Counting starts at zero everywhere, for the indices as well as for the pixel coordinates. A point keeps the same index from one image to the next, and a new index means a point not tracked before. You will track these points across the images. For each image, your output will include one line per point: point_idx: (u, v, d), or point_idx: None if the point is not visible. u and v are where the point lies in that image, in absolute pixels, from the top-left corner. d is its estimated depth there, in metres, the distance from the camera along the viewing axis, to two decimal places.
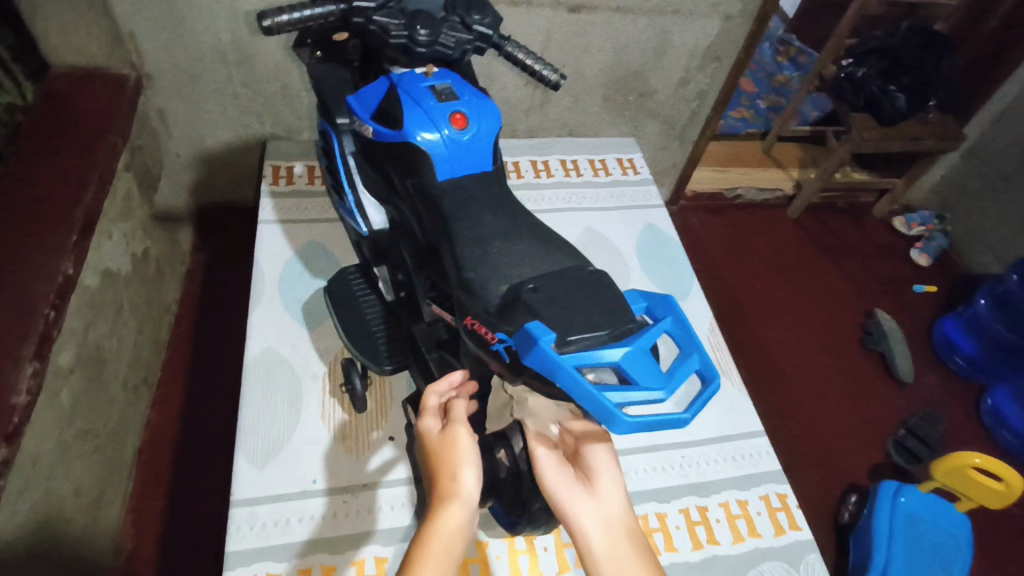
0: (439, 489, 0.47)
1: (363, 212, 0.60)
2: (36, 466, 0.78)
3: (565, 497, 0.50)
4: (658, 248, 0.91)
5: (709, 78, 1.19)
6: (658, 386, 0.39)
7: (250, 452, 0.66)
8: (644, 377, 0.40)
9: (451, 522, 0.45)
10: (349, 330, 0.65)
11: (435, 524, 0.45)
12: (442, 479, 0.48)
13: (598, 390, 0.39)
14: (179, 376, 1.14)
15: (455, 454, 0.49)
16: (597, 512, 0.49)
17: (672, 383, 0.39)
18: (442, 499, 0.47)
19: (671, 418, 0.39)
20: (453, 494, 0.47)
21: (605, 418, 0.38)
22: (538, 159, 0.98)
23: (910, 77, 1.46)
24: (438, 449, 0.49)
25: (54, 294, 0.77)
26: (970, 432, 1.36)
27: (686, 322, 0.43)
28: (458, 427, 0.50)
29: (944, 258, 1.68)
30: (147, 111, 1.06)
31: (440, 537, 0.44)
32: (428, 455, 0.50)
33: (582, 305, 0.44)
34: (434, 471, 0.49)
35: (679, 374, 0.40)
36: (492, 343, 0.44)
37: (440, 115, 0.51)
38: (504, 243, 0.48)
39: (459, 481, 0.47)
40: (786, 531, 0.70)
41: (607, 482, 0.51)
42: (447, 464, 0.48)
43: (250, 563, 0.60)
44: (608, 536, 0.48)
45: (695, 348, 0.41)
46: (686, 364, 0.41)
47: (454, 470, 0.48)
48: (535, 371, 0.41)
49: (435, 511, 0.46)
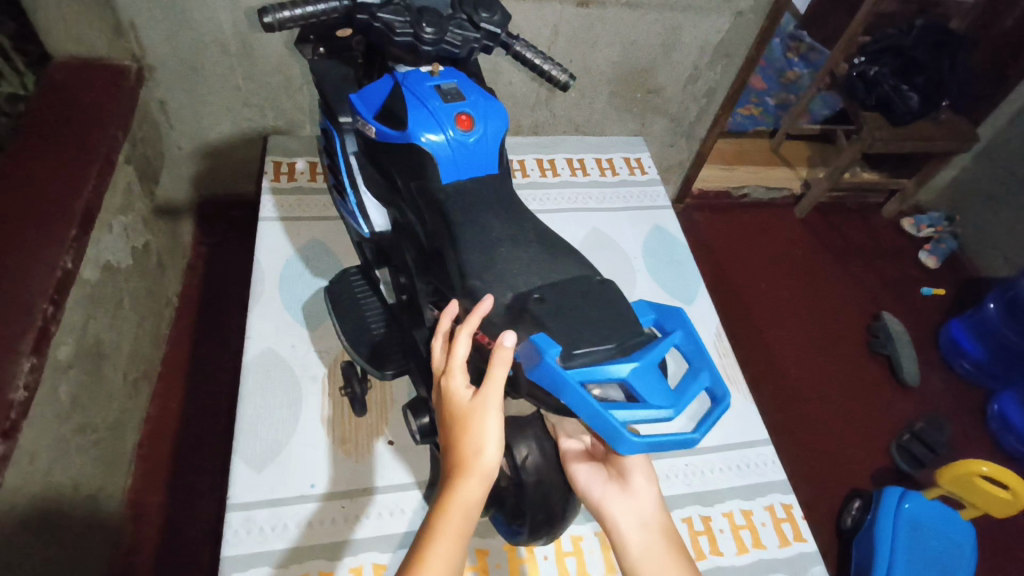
0: (457, 459, 0.42)
1: (364, 213, 0.59)
2: (33, 462, 0.78)
3: (601, 497, 0.53)
4: (664, 251, 0.89)
5: (719, 75, 1.17)
6: (666, 404, 0.38)
7: (248, 455, 0.65)
8: (652, 395, 0.39)
9: (465, 500, 0.42)
10: (348, 333, 0.63)
11: (448, 503, 0.41)
12: (462, 452, 0.42)
13: (604, 407, 0.38)
14: (180, 370, 1.13)
15: (480, 427, 0.42)
16: (631, 510, 0.52)
17: (681, 402, 0.38)
18: (457, 471, 0.42)
19: (679, 438, 0.38)
20: (473, 471, 0.42)
21: (612, 438, 0.37)
22: (544, 157, 0.97)
23: (923, 77, 1.44)
24: (462, 416, 0.43)
25: (53, 289, 0.76)
26: (976, 437, 1.35)
27: (697, 335, 0.42)
28: (487, 395, 0.42)
29: (952, 260, 1.66)
30: (149, 102, 1.05)
31: (450, 516, 0.41)
32: (452, 416, 0.43)
33: (589, 317, 0.42)
34: (454, 438, 0.43)
35: (689, 392, 0.39)
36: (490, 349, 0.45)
37: (445, 116, 0.50)
38: (511, 249, 0.47)
39: (481, 457, 0.42)
40: (791, 542, 0.69)
41: (641, 480, 0.54)
42: (470, 435, 0.42)
43: (246, 568, 0.59)
44: (644, 534, 0.51)
45: (705, 364, 0.40)
46: (696, 382, 0.39)
47: (476, 447, 0.42)
48: (540, 385, 0.40)
49: (449, 484, 0.42)
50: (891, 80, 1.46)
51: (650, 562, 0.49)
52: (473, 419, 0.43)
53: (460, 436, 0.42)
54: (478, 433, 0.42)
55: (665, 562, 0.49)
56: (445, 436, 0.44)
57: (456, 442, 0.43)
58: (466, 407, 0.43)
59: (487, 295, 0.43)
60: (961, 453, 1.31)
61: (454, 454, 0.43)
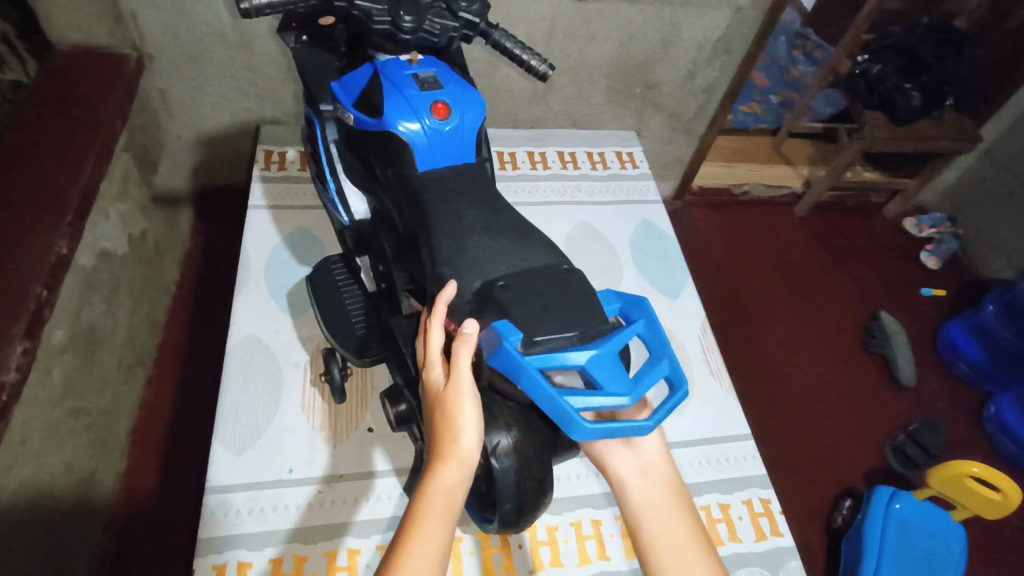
0: (439, 446, 0.44)
1: (344, 202, 0.60)
2: (25, 444, 0.79)
3: (605, 447, 0.55)
4: (652, 246, 0.89)
5: (718, 71, 1.17)
6: (623, 391, 0.39)
7: (228, 439, 0.66)
8: (610, 382, 0.39)
9: (445, 487, 0.43)
10: (329, 320, 0.64)
11: (430, 489, 0.43)
12: (442, 439, 0.43)
13: (560, 393, 0.38)
14: (176, 357, 1.14)
15: (457, 413, 0.43)
16: (634, 462, 0.54)
17: (637, 389, 0.39)
18: (439, 458, 0.43)
19: (634, 426, 0.38)
20: (452, 457, 0.43)
21: (566, 424, 0.38)
22: (535, 150, 0.97)
23: (927, 75, 1.44)
24: (441, 403, 0.44)
25: (47, 274, 0.77)
26: (972, 438, 1.34)
27: (658, 325, 0.42)
28: (460, 382, 0.43)
29: (953, 262, 1.65)
30: (148, 92, 1.06)
31: (434, 501, 0.42)
32: (433, 404, 0.45)
33: (552, 304, 0.43)
34: (436, 426, 0.44)
35: (647, 380, 0.39)
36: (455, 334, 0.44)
37: (421, 104, 0.50)
38: (483, 238, 0.47)
39: (460, 442, 0.43)
40: (767, 537, 0.70)
41: (649, 432, 0.55)
42: (448, 422, 0.43)
43: (222, 550, 0.60)
44: (645, 484, 0.53)
45: (665, 353, 0.40)
46: (654, 371, 0.40)
47: (455, 433, 0.43)
48: (499, 371, 0.40)
49: (432, 470, 0.43)
50: (893, 79, 1.44)
51: (651, 512, 0.52)
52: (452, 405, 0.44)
53: (440, 424, 0.44)
54: (457, 419, 0.44)
55: (669, 516, 0.51)
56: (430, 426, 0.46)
57: (438, 430, 0.44)
58: (444, 394, 0.44)
59: (450, 282, 0.43)
60: (956, 454, 1.31)
61: (436, 442, 0.44)
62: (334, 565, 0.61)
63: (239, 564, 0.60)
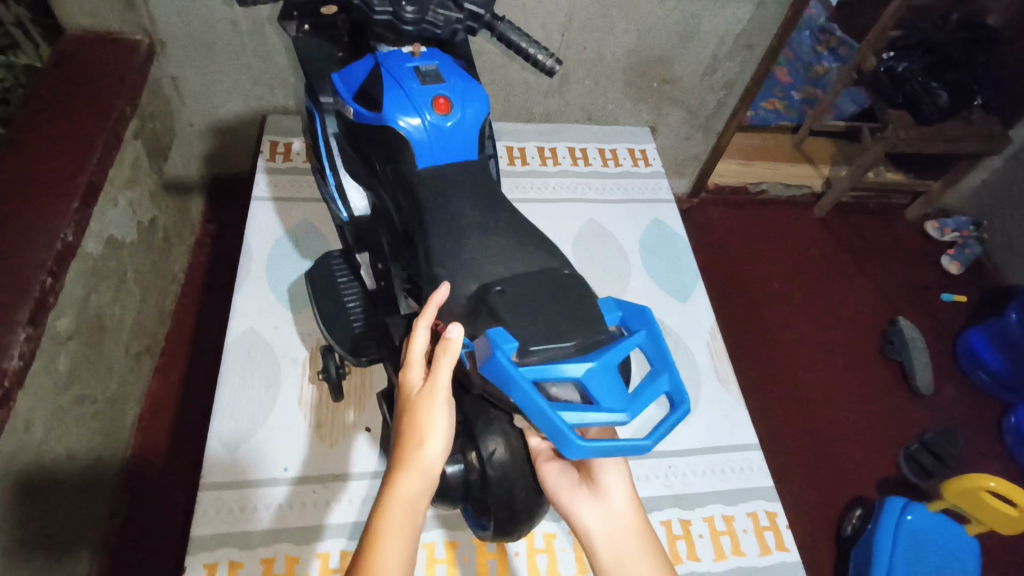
0: (403, 452, 0.44)
1: (344, 197, 0.58)
2: (29, 430, 0.79)
3: (569, 502, 0.50)
4: (663, 246, 0.87)
5: (738, 67, 1.14)
6: (620, 407, 0.37)
7: (223, 435, 0.66)
8: (607, 397, 0.37)
9: (407, 495, 0.43)
10: (325, 317, 0.63)
11: (391, 495, 0.43)
12: (407, 444, 0.44)
13: (554, 408, 0.36)
14: (183, 346, 1.15)
15: (427, 421, 0.44)
16: (602, 516, 0.48)
17: (636, 405, 0.37)
18: (402, 464, 0.44)
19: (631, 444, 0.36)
20: (415, 465, 0.44)
21: (558, 440, 0.36)
22: (546, 145, 0.95)
23: (955, 74, 1.39)
24: (411, 408, 0.44)
25: (52, 260, 0.77)
26: (990, 450, 1.30)
27: (661, 338, 0.40)
28: (436, 390, 0.44)
29: (977, 268, 1.61)
30: (160, 78, 1.05)
31: (393, 510, 0.42)
32: (403, 408, 0.45)
33: (548, 312, 0.41)
34: (402, 430, 0.45)
35: (646, 396, 0.37)
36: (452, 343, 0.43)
37: (422, 99, 0.48)
38: (480, 239, 0.45)
39: (425, 450, 0.44)
40: (771, 551, 0.68)
41: (612, 479, 0.50)
42: (415, 430, 0.44)
43: (214, 548, 0.60)
44: (615, 540, 0.48)
45: (666, 367, 0.38)
46: (655, 386, 0.38)
47: (421, 440, 0.44)
48: (490, 381, 0.38)
49: (393, 476, 0.43)
50: (920, 77, 1.40)
51: (624, 572, 0.46)
52: (422, 410, 0.44)
53: (407, 429, 0.44)
54: (425, 426, 0.44)
55: (642, 570, 0.46)
56: (396, 428, 0.46)
57: (404, 435, 0.45)
58: (415, 400, 0.44)
59: (443, 284, 0.42)
60: (973, 466, 1.27)
61: (401, 447, 0.44)
62: (326, 567, 0.61)
63: (230, 563, 0.59)
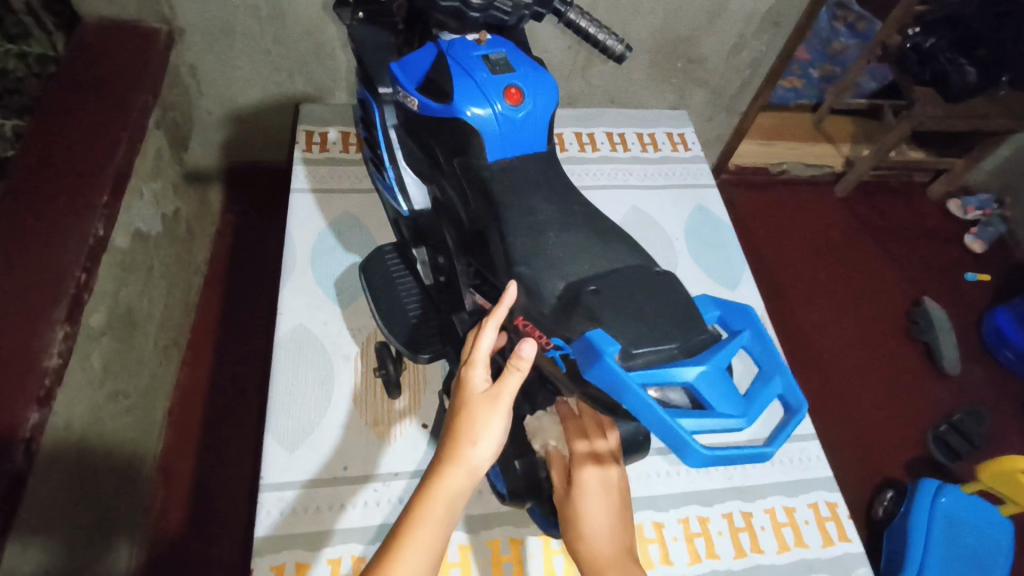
0: (452, 445, 0.45)
1: (404, 191, 0.57)
2: (69, 429, 0.78)
3: None
4: (709, 234, 0.86)
5: (765, 45, 1.11)
6: (737, 413, 0.37)
7: (280, 435, 0.65)
8: (724, 404, 0.37)
9: (449, 489, 0.44)
10: (383, 312, 0.62)
11: (435, 486, 0.44)
12: (459, 440, 0.45)
13: (673, 416, 0.35)
14: (210, 338, 1.14)
15: (480, 421, 0.45)
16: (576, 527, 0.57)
17: (753, 412, 0.37)
18: (451, 457, 0.45)
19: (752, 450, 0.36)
20: (463, 461, 0.44)
21: (678, 447, 0.35)
22: (583, 131, 0.93)
23: (984, 48, 1.34)
24: (469, 405, 0.45)
25: (86, 256, 0.75)
26: (1017, 429, 1.30)
27: (766, 338, 0.40)
28: (499, 396, 0.45)
29: (1000, 246, 1.59)
30: (179, 66, 1.03)
31: (433, 501, 0.43)
32: (459, 402, 0.46)
33: (648, 313, 0.40)
34: (455, 424, 0.45)
35: (760, 401, 0.38)
36: (547, 348, 0.41)
37: (493, 89, 0.47)
38: (559, 235, 0.45)
39: (475, 450, 0.45)
40: (835, 542, 0.68)
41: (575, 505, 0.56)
42: (468, 427, 0.45)
43: (280, 550, 0.60)
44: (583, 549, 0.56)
45: (778, 370, 0.39)
46: (768, 389, 0.39)
47: (474, 438, 0.45)
48: (597, 387, 0.37)
49: (440, 468, 0.44)
50: (947, 53, 1.36)
51: None
52: (478, 410, 0.45)
53: (462, 425, 0.45)
54: (479, 425, 0.45)
55: None
56: (448, 420, 0.47)
57: (456, 429, 0.45)
58: (475, 399, 0.45)
59: (513, 283, 0.42)
60: (1001, 445, 1.27)
61: (452, 441, 0.45)
62: None
63: (297, 564, 0.59)
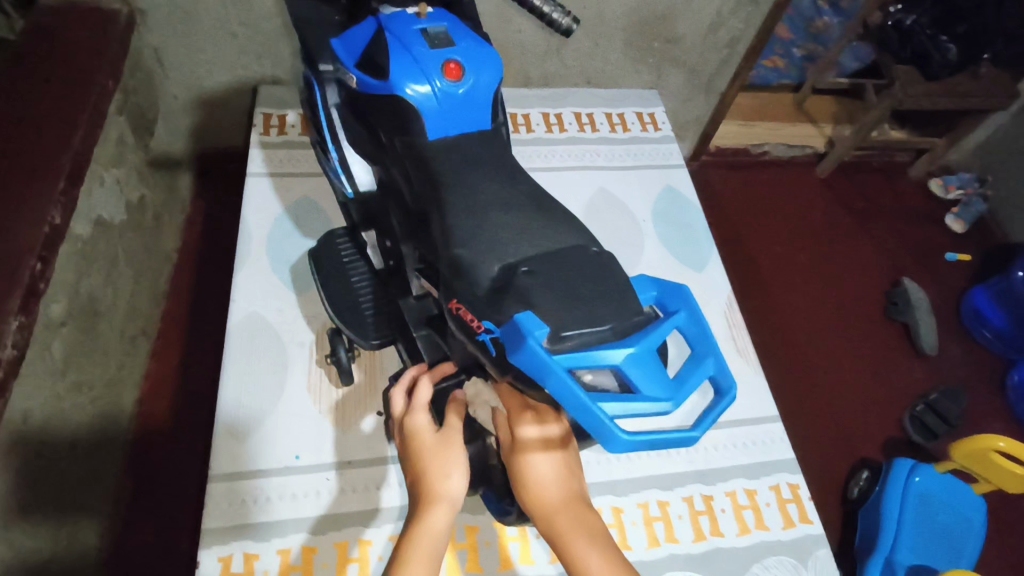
0: (427, 487, 0.50)
1: (349, 172, 0.59)
2: (27, 421, 0.76)
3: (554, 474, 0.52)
4: (676, 213, 0.88)
5: (744, 22, 1.06)
6: (665, 396, 0.37)
7: (230, 423, 0.65)
8: (651, 387, 0.37)
9: (435, 524, 0.49)
10: (334, 301, 0.63)
11: (423, 526, 0.48)
12: (434, 480, 0.50)
13: (592, 399, 0.36)
14: (180, 327, 1.12)
15: (445, 459, 0.51)
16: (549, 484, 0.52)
17: (681, 395, 0.37)
18: (431, 499, 0.49)
19: (678, 434, 0.36)
20: (442, 497, 0.49)
21: (601, 435, 0.35)
22: (551, 111, 0.95)
23: (965, 25, 1.33)
24: (428, 449, 0.51)
25: (40, 245, 0.72)
26: (994, 408, 1.30)
27: (701, 319, 0.41)
28: (453, 434, 0.52)
29: (981, 226, 1.59)
30: (142, 49, 0.99)
31: (424, 538, 0.48)
32: (417, 452, 0.52)
33: (582, 294, 0.40)
34: (424, 468, 0.51)
35: (692, 382, 0.38)
36: (479, 332, 0.41)
37: (432, 65, 0.48)
38: (501, 215, 0.45)
39: (451, 485, 0.50)
40: (795, 524, 0.69)
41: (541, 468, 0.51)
42: (435, 468, 0.50)
43: (228, 541, 0.60)
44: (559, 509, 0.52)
45: (710, 352, 0.39)
46: (701, 369, 0.39)
47: (447, 472, 0.50)
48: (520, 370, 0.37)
49: (424, 510, 0.49)
50: (927, 30, 1.35)
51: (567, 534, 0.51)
52: (439, 450, 0.51)
53: (430, 468, 0.50)
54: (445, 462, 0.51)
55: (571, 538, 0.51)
56: (411, 470, 0.52)
57: (425, 473, 0.51)
58: (434, 443, 0.51)
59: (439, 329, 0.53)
60: (978, 424, 1.28)
61: (426, 484, 0.50)
62: (344, 555, 0.61)
63: (245, 556, 0.59)
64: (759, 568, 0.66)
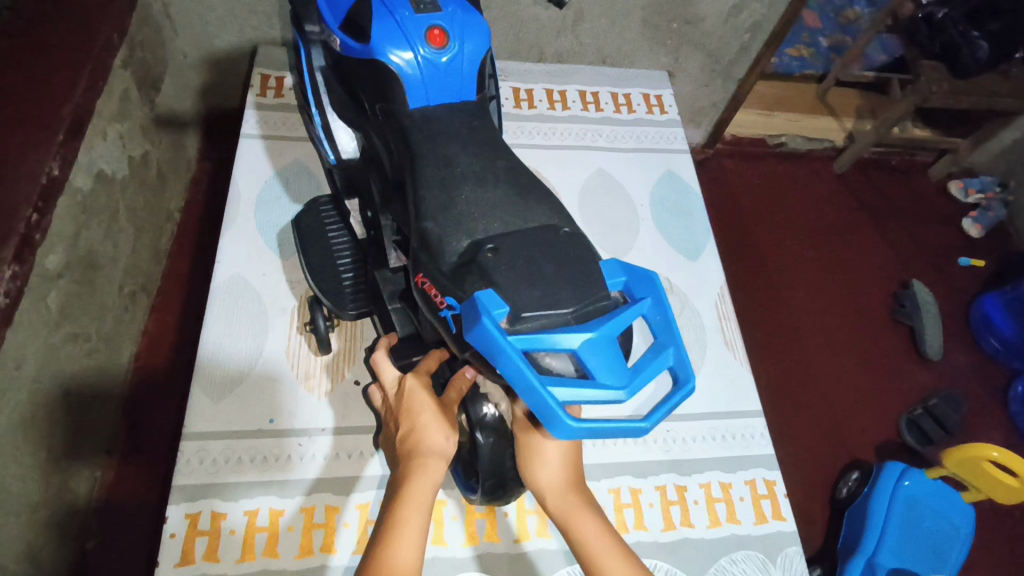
0: (425, 443, 0.51)
1: (332, 138, 0.61)
2: (20, 369, 0.75)
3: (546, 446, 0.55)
4: (673, 198, 0.90)
5: (766, 7, 0.97)
6: (619, 385, 0.39)
7: (207, 385, 0.67)
8: (607, 373, 0.39)
9: (431, 478, 0.49)
10: (314, 270, 0.67)
11: (421, 478, 0.49)
12: (433, 436, 0.51)
13: (544, 382, 0.38)
14: (181, 286, 1.13)
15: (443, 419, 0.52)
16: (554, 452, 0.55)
17: (633, 384, 0.39)
18: (428, 454, 0.50)
19: (625, 424, 0.38)
20: (438, 453, 0.51)
21: (548, 418, 0.37)
22: (555, 88, 0.97)
23: (1000, 21, 1.25)
24: (427, 407, 0.52)
25: (37, 196, 0.67)
26: (994, 417, 1.28)
27: (666, 309, 0.42)
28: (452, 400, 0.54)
29: (998, 232, 1.55)
30: (150, 3, 0.96)
31: (423, 490, 0.48)
32: (413, 410, 0.53)
33: (547, 276, 0.42)
34: (423, 425, 0.52)
35: (645, 373, 0.40)
36: (441, 308, 0.44)
37: (416, 33, 0.50)
38: (475, 191, 0.46)
39: (446, 443, 0.52)
40: (768, 520, 0.70)
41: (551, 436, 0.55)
42: (434, 427, 0.52)
43: (197, 498, 0.62)
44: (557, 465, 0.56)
45: (671, 342, 0.41)
46: (659, 360, 0.40)
47: (449, 431, 0.52)
48: (478, 349, 0.40)
49: (423, 463, 0.49)
50: (960, 25, 1.29)
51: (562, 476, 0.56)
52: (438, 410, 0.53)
53: (430, 424, 0.52)
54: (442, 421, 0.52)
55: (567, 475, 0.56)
56: (404, 429, 0.53)
57: (424, 430, 0.52)
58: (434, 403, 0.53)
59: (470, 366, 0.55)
60: (976, 433, 1.26)
61: (422, 442, 0.51)
62: (311, 520, 0.63)
63: (214, 514, 0.61)
64: (726, 561, 0.67)
